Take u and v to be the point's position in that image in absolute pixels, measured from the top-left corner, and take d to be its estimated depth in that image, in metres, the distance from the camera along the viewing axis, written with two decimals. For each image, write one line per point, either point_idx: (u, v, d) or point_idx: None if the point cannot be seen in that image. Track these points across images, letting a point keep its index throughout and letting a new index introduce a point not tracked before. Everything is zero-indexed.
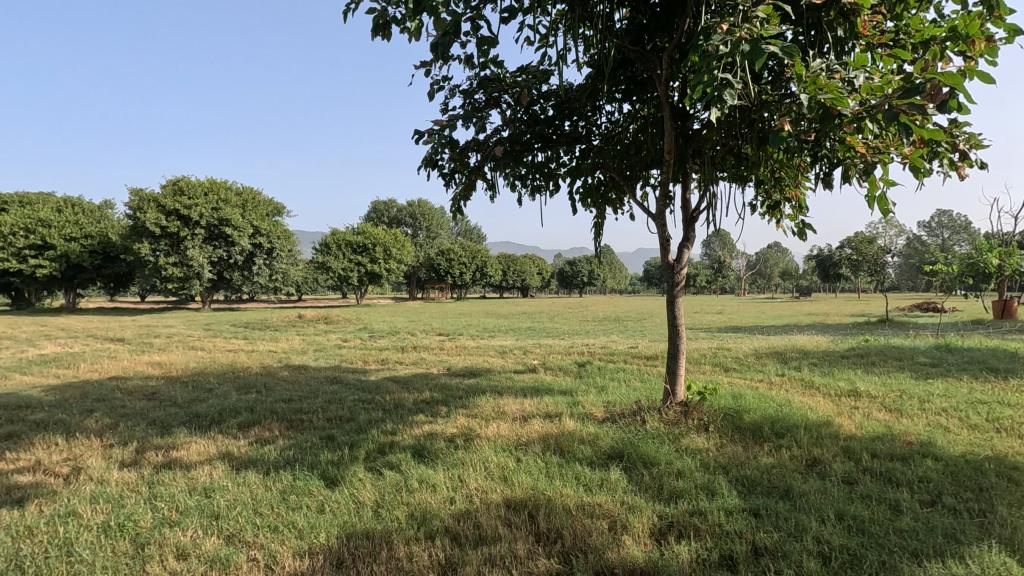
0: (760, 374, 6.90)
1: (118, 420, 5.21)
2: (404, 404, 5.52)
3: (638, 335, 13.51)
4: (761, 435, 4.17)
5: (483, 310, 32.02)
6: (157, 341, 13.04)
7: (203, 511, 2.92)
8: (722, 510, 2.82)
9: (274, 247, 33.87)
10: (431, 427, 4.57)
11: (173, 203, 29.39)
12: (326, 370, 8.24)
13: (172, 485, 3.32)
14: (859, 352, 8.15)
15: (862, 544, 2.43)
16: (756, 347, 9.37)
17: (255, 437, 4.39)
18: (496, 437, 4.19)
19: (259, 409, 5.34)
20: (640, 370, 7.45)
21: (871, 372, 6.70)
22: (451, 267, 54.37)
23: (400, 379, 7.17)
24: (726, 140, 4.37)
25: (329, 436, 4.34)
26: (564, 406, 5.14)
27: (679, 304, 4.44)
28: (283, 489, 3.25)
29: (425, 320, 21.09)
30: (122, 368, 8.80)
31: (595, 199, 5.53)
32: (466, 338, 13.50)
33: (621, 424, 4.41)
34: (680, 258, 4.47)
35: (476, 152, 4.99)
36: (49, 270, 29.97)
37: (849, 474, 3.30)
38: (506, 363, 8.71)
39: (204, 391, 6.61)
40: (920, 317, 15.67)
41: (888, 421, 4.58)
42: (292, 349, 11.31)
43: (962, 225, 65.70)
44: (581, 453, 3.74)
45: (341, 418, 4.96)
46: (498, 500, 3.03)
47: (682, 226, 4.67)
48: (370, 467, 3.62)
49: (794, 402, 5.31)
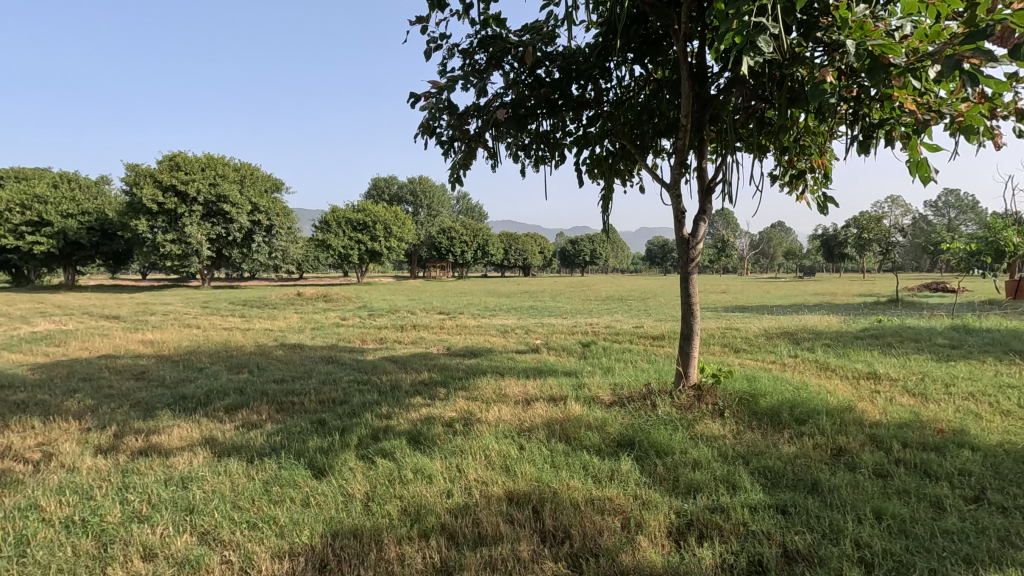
0: (772, 355, 6.64)
1: (100, 401, 4.97)
2: (401, 385, 5.27)
3: (642, 314, 13.24)
4: (781, 421, 3.90)
5: (484, 289, 31.74)
6: (153, 319, 12.80)
7: (177, 504, 2.67)
8: (746, 507, 2.57)
9: (273, 224, 33.50)
10: (429, 411, 4.32)
11: (170, 178, 28.97)
12: (322, 349, 8.00)
13: (148, 474, 3.08)
14: (874, 333, 7.88)
15: (908, 549, 2.17)
16: (765, 326, 9.10)
17: (242, 421, 4.14)
18: (497, 422, 3.95)
19: (249, 390, 5.09)
20: (646, 350, 7.19)
21: (889, 353, 6.43)
22: (452, 246, 53.94)
23: (398, 359, 6.92)
24: (748, 104, 4.01)
25: (320, 420, 4.09)
26: (569, 388, 4.88)
27: (693, 282, 4.15)
28: (267, 479, 2.99)
29: (425, 299, 20.90)
30: (114, 346, 8.58)
31: (602, 170, 5.20)
32: (466, 317, 13.24)
33: (630, 408, 4.15)
34: (696, 232, 4.14)
35: (478, 119, 4.65)
36: (47, 246, 29.70)
37: (881, 466, 3.04)
38: (508, 343, 8.45)
39: (195, 371, 6.37)
40: (930, 297, 15.36)
41: (915, 407, 4.31)
42: (289, 328, 11.07)
43: (969, 205, 64.87)
44: (589, 441, 3.49)
45: (334, 401, 4.71)
46: (499, 494, 2.77)
47: (698, 197, 4.34)
48: (362, 454, 3.37)
49: (811, 385, 5.05)
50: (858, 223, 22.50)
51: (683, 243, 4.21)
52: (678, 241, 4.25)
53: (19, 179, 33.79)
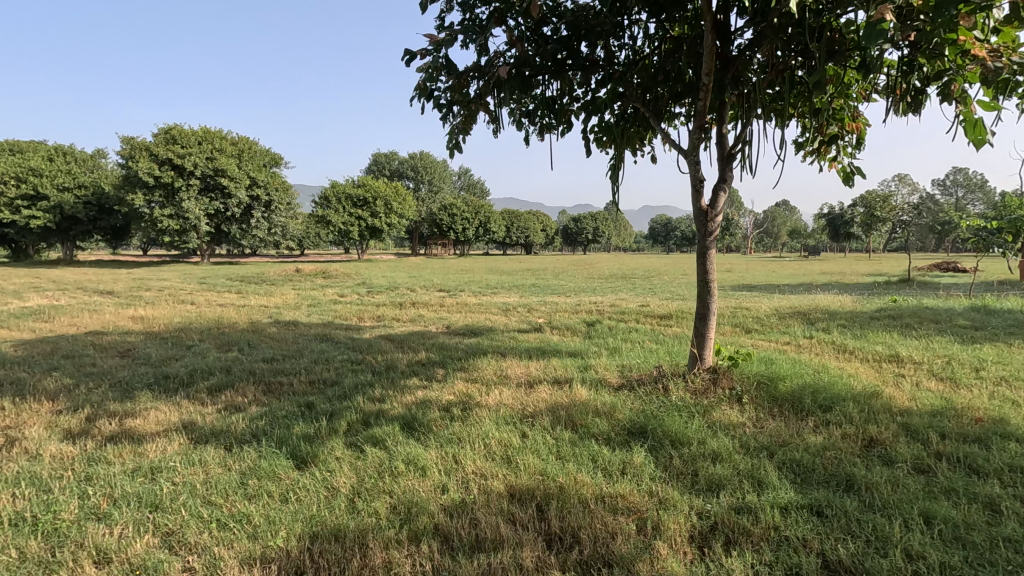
0: (786, 336, 6.33)
1: (79, 380, 4.71)
2: (397, 365, 4.99)
3: (647, 293, 12.91)
4: (803, 408, 3.62)
5: (485, 267, 31.33)
6: (147, 295, 12.56)
7: (140, 499, 2.40)
8: (776, 507, 2.30)
9: (272, 199, 33.05)
10: (425, 393, 4.05)
11: (166, 152, 28.45)
12: (317, 327, 7.72)
13: (115, 463, 2.81)
14: (890, 313, 7.56)
15: (968, 562, 1.89)
16: (776, 306, 8.81)
17: (225, 403, 3.87)
18: (498, 407, 3.67)
19: (236, 369, 4.83)
20: (654, 330, 6.90)
21: (909, 335, 6.12)
22: (454, 223, 53.35)
23: (395, 338, 6.63)
24: (777, 60, 3.62)
25: (308, 403, 3.83)
26: (574, 370, 4.61)
27: (711, 257, 3.83)
28: (244, 471, 2.73)
29: (426, 276, 20.53)
30: (104, 322, 8.32)
31: (612, 138, 4.82)
32: (466, 295, 12.94)
33: (641, 393, 3.87)
34: (715, 203, 3.79)
35: (478, 80, 4.27)
36: (43, 221, 29.37)
37: (920, 461, 2.76)
38: (510, 321, 8.16)
39: (183, 348, 6.12)
40: (941, 277, 14.99)
41: (946, 393, 4.02)
42: (285, 304, 10.79)
43: (978, 185, 63.97)
44: (598, 429, 3.21)
45: (325, 382, 4.45)
46: (499, 490, 2.51)
47: (717, 165, 3.98)
48: (350, 442, 3.11)
49: (832, 368, 4.76)
50: (866, 202, 22.00)
51: (702, 215, 3.87)
52: (696, 214, 3.91)
53: (14, 152, 33.19)
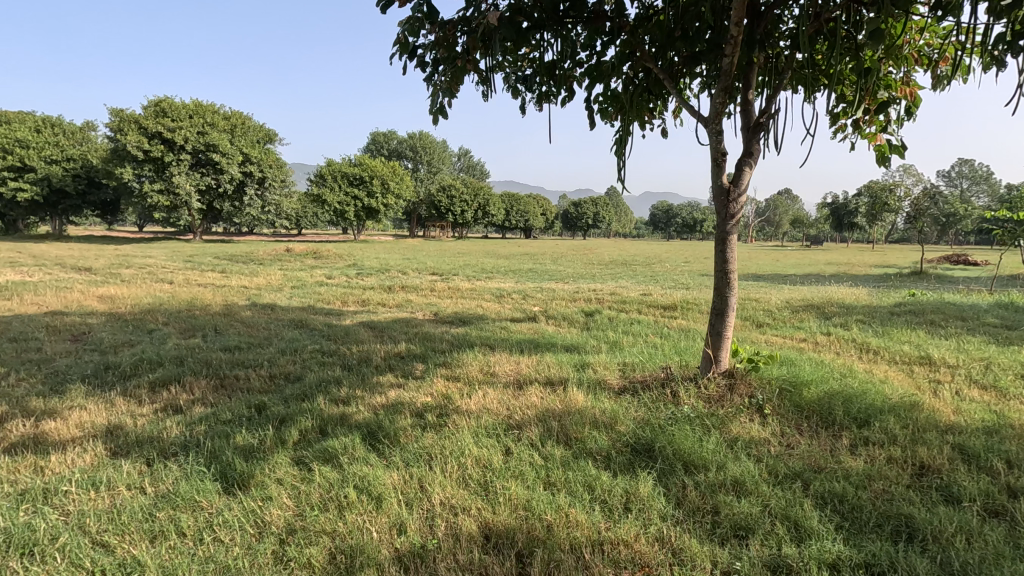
0: (803, 332, 5.82)
1: (11, 368, 4.17)
2: (372, 359, 4.45)
3: (648, 282, 12.36)
4: (834, 423, 3.11)
5: (481, 250, 30.74)
6: (126, 273, 11.98)
7: (11, 540, 1.88)
8: (823, 568, 1.79)
9: (266, 176, 32.30)
10: (398, 394, 3.52)
11: (155, 126, 27.65)
12: (296, 311, 7.18)
13: (2, 483, 2.28)
14: (911, 308, 7.03)
15: None
16: (787, 298, 8.31)
17: (163, 403, 3.32)
18: (479, 413, 3.15)
19: (189, 360, 4.29)
20: (658, 322, 6.38)
21: (936, 333, 5.61)
22: (452, 205, 52.49)
23: (376, 325, 6.10)
24: (822, 10, 2.97)
25: (260, 405, 3.30)
26: (570, 369, 4.08)
27: (732, 245, 3.30)
28: (157, 496, 2.20)
29: (419, 259, 19.98)
30: (69, 301, 7.76)
31: (619, 108, 4.21)
32: (460, 279, 12.40)
33: (646, 399, 3.35)
34: (739, 180, 3.23)
35: (466, 34, 3.59)
36: (30, 194, 28.64)
37: (990, 499, 2.26)
38: (503, 308, 7.64)
39: (141, 333, 5.57)
40: (953, 270, 14.41)
41: (995, 405, 3.51)
42: (267, 285, 10.24)
43: (982, 177, 63.38)
44: (595, 446, 2.70)
45: (287, 378, 3.92)
46: (471, 531, 1.99)
47: (742, 137, 3.40)
48: (299, 457, 2.59)
49: (859, 371, 4.23)
50: (872, 192, 21.45)
51: (723, 194, 3.30)
52: (716, 193, 3.34)
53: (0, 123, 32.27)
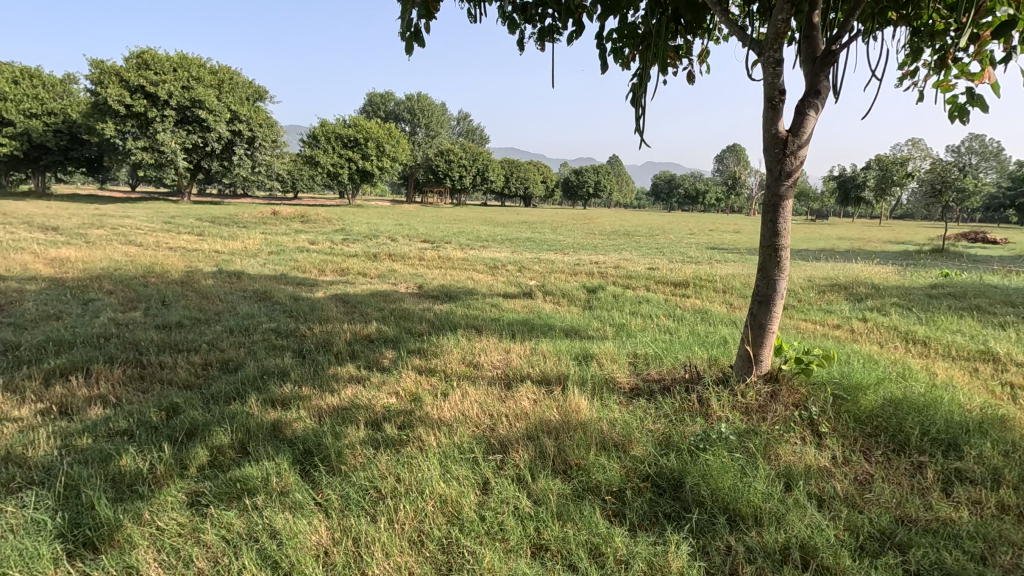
0: (835, 317, 5.10)
1: None
2: (332, 343, 3.72)
3: (653, 254, 11.59)
4: (910, 445, 2.41)
5: (477, 218, 29.74)
6: (94, 233, 11.17)
7: None
8: None
9: (255, 136, 31.05)
10: (355, 394, 2.79)
11: (137, 78, 26.27)
12: (265, 279, 6.42)
13: None
14: (949, 291, 6.30)
15: None
16: (809, 276, 7.57)
17: (52, 402, 2.60)
18: (452, 426, 2.43)
19: (110, 341, 3.56)
20: (669, 302, 5.65)
21: (990, 322, 4.88)
22: (451, 170, 51.25)
23: (349, 299, 5.36)
24: None
25: (173, 407, 2.57)
26: (570, 362, 3.35)
27: (786, 213, 2.54)
28: None
29: (412, 224, 19.04)
30: (15, 264, 6.99)
31: (637, 41, 3.24)
32: (453, 247, 11.63)
33: (667, 408, 2.64)
34: (801, 126, 2.45)
35: None
36: (9, 148, 27.60)
37: None
38: (495, 282, 6.88)
39: (75, 303, 4.82)
40: (975, 249, 13.60)
41: None
42: (243, 250, 9.47)
43: (992, 153, 61.97)
44: (604, 479, 2.01)
45: (224, 368, 3.19)
46: None
47: (807, 72, 2.57)
48: (193, 495, 1.86)
49: (917, 369, 3.53)
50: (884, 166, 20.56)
51: (778, 145, 2.53)
52: (768, 144, 2.56)
53: None
